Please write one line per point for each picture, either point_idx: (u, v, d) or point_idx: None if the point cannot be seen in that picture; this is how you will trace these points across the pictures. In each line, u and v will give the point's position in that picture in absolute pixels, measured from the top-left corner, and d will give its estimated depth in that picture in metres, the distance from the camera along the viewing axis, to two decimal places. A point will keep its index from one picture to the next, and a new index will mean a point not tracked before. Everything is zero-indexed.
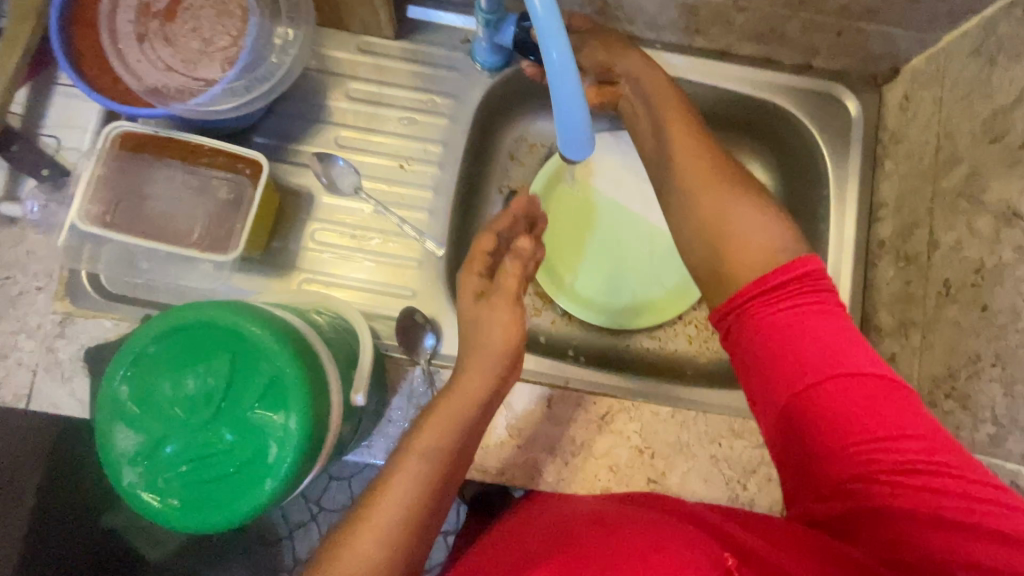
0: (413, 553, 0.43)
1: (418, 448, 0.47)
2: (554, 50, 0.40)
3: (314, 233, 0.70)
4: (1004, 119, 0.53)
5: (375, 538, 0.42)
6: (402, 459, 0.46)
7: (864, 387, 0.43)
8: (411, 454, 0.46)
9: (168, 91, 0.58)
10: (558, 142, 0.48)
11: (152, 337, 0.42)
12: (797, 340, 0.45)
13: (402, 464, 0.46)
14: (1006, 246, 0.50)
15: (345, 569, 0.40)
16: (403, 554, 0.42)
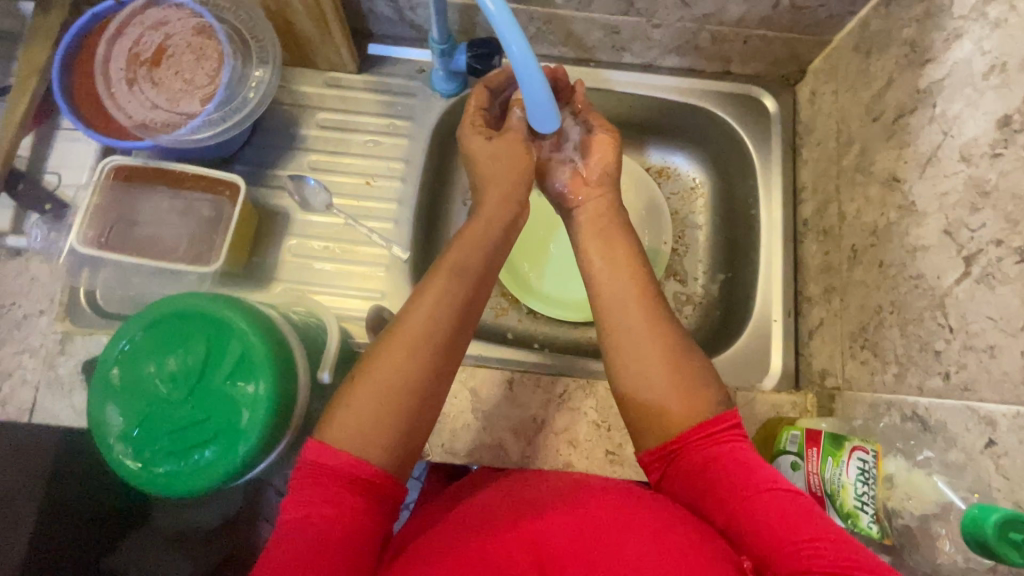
0: (439, 356, 0.50)
1: (445, 271, 0.54)
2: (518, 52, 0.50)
3: (292, 246, 0.77)
4: (880, 100, 0.61)
5: (405, 343, 0.49)
6: (432, 280, 0.53)
7: (779, 506, 0.44)
8: (440, 274, 0.54)
9: (155, 125, 0.66)
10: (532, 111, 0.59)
11: (139, 326, 0.48)
12: (722, 461, 0.47)
13: (433, 283, 0.53)
14: (891, 208, 0.57)
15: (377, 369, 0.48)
16: (429, 358, 0.49)
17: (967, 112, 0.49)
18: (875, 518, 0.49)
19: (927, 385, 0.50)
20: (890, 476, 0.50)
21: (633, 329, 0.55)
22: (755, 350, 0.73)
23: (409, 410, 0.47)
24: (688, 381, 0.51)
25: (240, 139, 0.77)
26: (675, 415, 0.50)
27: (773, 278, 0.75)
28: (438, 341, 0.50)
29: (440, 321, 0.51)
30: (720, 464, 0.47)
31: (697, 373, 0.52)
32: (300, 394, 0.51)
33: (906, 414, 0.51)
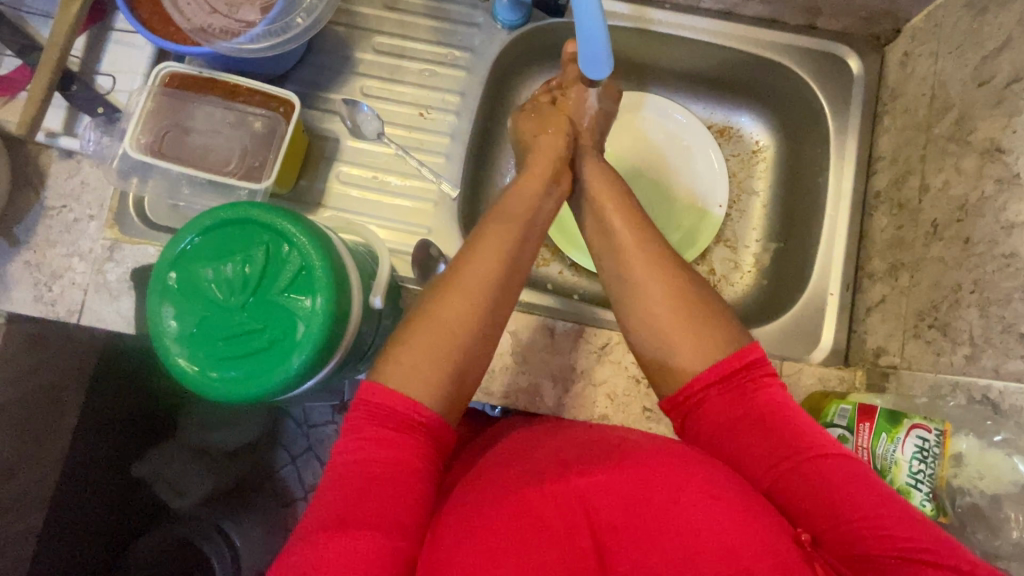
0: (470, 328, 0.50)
1: (494, 230, 0.55)
2: None
3: (340, 173, 0.75)
4: (991, 64, 0.56)
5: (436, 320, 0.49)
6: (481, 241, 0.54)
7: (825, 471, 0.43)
8: (491, 232, 0.55)
9: (213, 31, 0.64)
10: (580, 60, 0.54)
11: (197, 231, 0.47)
12: (757, 427, 0.46)
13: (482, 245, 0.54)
14: (988, 180, 0.53)
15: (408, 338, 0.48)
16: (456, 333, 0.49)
17: None
18: (929, 496, 0.48)
19: (1005, 368, 0.47)
20: (958, 454, 0.48)
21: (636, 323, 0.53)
22: (805, 323, 0.71)
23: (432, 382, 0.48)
24: (691, 331, 0.50)
25: (294, 56, 0.74)
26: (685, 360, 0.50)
27: (834, 249, 0.72)
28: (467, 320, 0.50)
29: (469, 296, 0.51)
30: (752, 429, 0.46)
31: (708, 317, 0.51)
32: (352, 318, 0.50)
33: (975, 396, 0.49)
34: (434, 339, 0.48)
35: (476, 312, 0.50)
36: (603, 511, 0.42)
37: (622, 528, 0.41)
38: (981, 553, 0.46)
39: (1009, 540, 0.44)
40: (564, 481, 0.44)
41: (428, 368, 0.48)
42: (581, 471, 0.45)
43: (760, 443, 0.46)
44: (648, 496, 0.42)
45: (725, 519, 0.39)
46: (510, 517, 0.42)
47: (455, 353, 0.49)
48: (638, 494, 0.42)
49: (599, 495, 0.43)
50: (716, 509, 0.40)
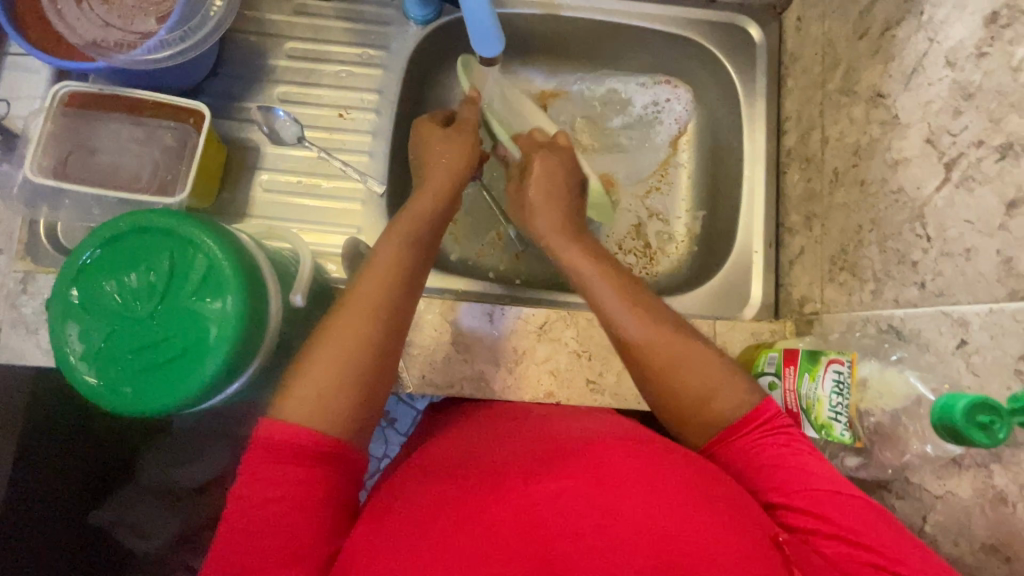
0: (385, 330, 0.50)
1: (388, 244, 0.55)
2: None
3: (263, 181, 0.74)
4: (867, 16, 0.59)
5: (339, 333, 0.48)
6: (378, 252, 0.54)
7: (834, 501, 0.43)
8: (383, 246, 0.55)
9: (108, 45, 0.62)
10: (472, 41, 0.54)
11: (94, 245, 0.46)
12: (760, 457, 0.47)
13: (378, 253, 0.54)
14: (875, 124, 0.56)
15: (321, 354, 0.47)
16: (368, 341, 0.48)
17: (954, 16, 0.48)
18: (848, 426, 0.49)
19: (903, 296, 0.50)
20: (864, 379, 0.49)
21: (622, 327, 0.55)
22: (735, 282, 0.73)
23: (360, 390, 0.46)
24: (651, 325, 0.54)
25: (204, 66, 0.73)
26: (692, 412, 0.51)
27: (755, 209, 0.75)
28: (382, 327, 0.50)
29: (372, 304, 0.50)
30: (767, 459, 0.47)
31: (718, 371, 0.52)
32: (268, 320, 0.49)
33: (881, 327, 0.52)
34: (329, 367, 0.46)
35: (370, 328, 0.49)
36: (563, 520, 0.40)
37: (586, 531, 0.39)
38: (895, 471, 0.48)
39: (913, 454, 0.46)
40: (522, 490, 0.42)
41: (330, 393, 0.45)
42: (539, 479, 0.43)
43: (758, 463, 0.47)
44: (610, 499, 0.40)
45: (690, 521, 0.39)
46: (464, 543, 0.40)
47: (358, 370, 0.47)
48: (600, 498, 0.40)
49: (559, 504, 0.40)
50: (681, 513, 0.40)
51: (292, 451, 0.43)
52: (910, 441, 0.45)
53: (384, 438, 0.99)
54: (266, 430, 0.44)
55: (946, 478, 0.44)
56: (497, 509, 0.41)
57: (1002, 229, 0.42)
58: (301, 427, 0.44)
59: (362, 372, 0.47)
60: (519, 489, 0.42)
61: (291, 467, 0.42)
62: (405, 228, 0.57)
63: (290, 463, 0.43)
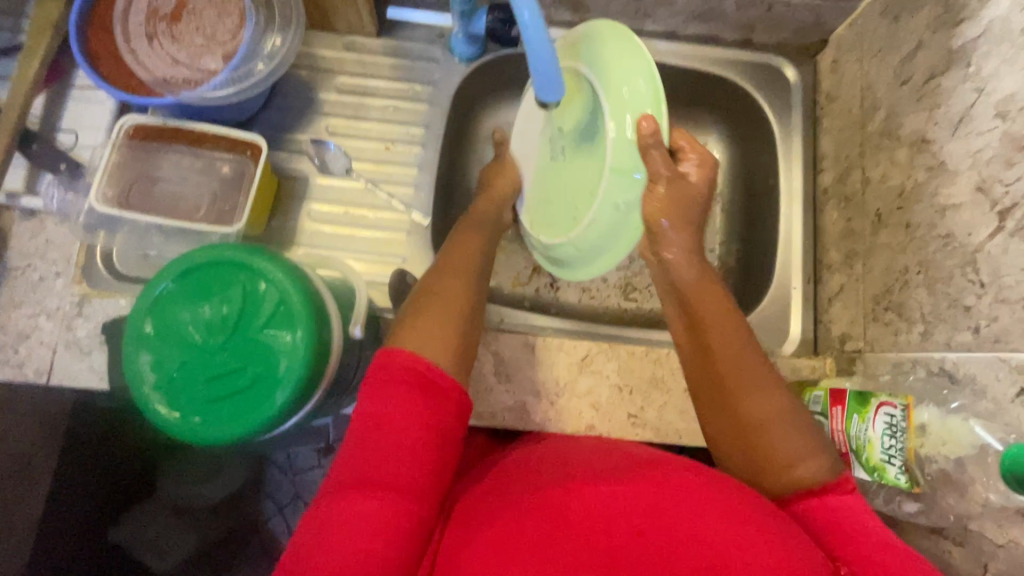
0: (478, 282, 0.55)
1: (471, 224, 0.62)
2: (525, 11, 0.47)
3: (311, 211, 0.76)
4: (910, 64, 0.60)
5: (450, 281, 0.53)
6: (466, 231, 0.61)
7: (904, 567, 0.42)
8: (469, 226, 0.62)
9: (177, 82, 0.65)
10: (535, 85, 0.55)
11: (169, 277, 0.48)
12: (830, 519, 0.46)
13: (467, 233, 0.61)
14: (920, 169, 0.57)
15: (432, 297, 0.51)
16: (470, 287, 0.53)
17: (1003, 69, 0.49)
18: (903, 470, 0.50)
19: (956, 340, 0.50)
20: (922, 425, 0.50)
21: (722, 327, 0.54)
22: (773, 317, 0.74)
23: (465, 337, 0.49)
24: (747, 336, 0.53)
25: (258, 100, 0.76)
26: (768, 469, 0.49)
27: (792, 245, 0.76)
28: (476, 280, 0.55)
29: (468, 260, 0.56)
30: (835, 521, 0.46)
31: (809, 442, 0.49)
32: (333, 352, 0.50)
33: (933, 369, 0.52)
34: (435, 306, 0.50)
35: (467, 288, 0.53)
36: (627, 517, 0.41)
37: (647, 535, 0.40)
38: (956, 517, 0.48)
39: (977, 502, 0.46)
40: (593, 486, 0.43)
41: (442, 324, 0.48)
42: (610, 480, 0.44)
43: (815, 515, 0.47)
44: (670, 504, 0.41)
45: (745, 530, 0.40)
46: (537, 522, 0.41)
47: (457, 321, 0.50)
48: (661, 502, 0.41)
49: (624, 502, 0.42)
50: (738, 527, 0.40)
51: (413, 380, 0.45)
52: (975, 487, 0.46)
53: None
54: (383, 357, 0.46)
55: (1007, 526, 0.44)
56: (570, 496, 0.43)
57: None
58: (413, 356, 0.46)
59: (466, 319, 0.50)
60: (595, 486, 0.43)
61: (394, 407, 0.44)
62: (477, 234, 0.61)
63: (402, 394, 0.44)
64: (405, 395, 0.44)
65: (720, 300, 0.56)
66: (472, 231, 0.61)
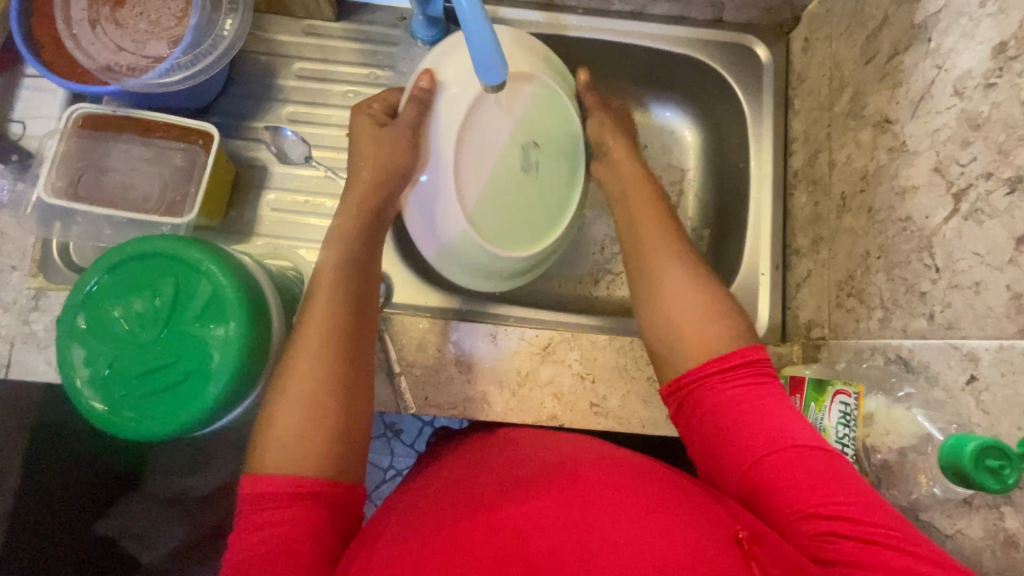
0: (347, 324, 0.53)
1: (339, 245, 0.59)
2: None
3: (270, 200, 0.75)
4: (875, 40, 0.58)
5: (314, 338, 0.51)
6: (330, 247, 0.58)
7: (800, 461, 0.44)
8: (334, 244, 0.59)
9: (120, 69, 0.63)
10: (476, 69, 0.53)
11: (99, 271, 0.47)
12: (726, 416, 0.48)
13: (330, 251, 0.58)
14: (882, 150, 0.55)
15: (297, 364, 0.50)
16: (336, 343, 0.52)
17: (961, 44, 0.47)
18: (855, 458, 0.50)
19: (911, 327, 0.49)
20: (870, 414, 0.50)
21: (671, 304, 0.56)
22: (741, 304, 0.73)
23: (341, 408, 0.49)
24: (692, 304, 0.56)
25: (214, 86, 0.74)
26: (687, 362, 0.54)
27: (761, 230, 0.74)
28: (347, 328, 0.53)
29: (332, 299, 0.54)
30: (740, 414, 0.47)
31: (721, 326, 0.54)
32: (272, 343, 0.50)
33: (889, 357, 0.51)
34: (302, 408, 0.48)
35: (336, 351, 0.51)
36: (539, 535, 0.40)
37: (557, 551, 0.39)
38: (903, 508, 0.47)
39: (924, 491, 0.46)
40: (498, 512, 0.43)
41: (319, 412, 0.48)
42: (518, 501, 0.43)
43: (738, 427, 0.47)
44: (588, 515, 0.41)
45: (658, 529, 0.39)
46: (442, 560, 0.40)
47: (332, 403, 0.49)
48: (578, 515, 0.41)
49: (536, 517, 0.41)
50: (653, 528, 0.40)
51: (282, 496, 0.44)
52: (919, 477, 0.46)
53: (390, 449, 0.99)
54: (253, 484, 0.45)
55: (954, 518, 0.43)
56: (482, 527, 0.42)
57: (1012, 264, 0.41)
58: (276, 475, 0.45)
59: (347, 386, 0.50)
60: (494, 513, 0.43)
61: (280, 512, 0.44)
62: (329, 253, 0.58)
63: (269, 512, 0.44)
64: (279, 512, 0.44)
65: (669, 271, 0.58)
66: (332, 248, 0.58)
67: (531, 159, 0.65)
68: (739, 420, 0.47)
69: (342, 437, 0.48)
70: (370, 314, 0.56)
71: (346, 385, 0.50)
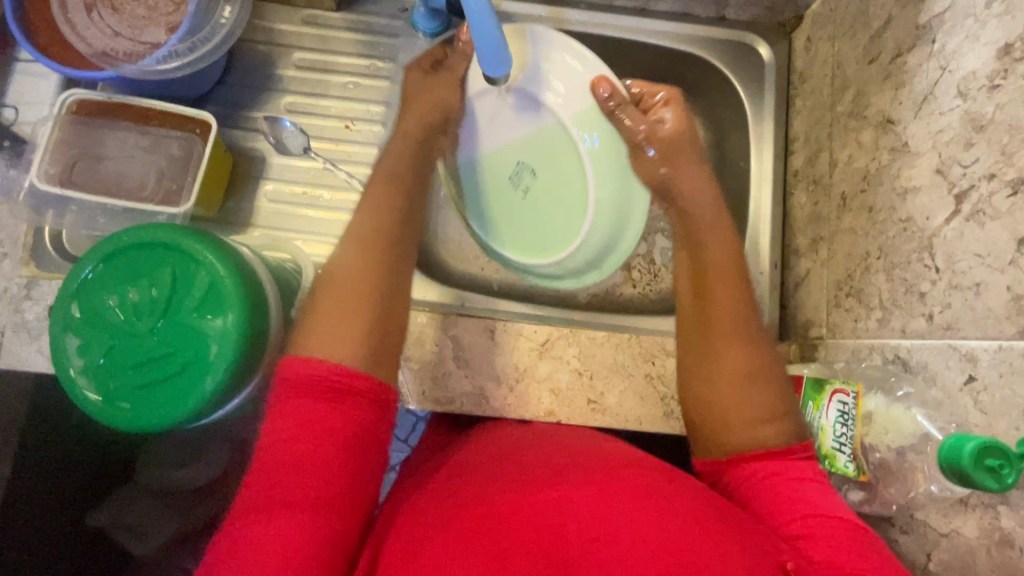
0: (390, 241, 0.58)
1: (385, 174, 0.63)
2: None
3: (268, 191, 0.74)
4: (879, 40, 0.58)
5: (361, 250, 0.56)
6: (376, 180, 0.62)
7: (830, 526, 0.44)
8: (381, 174, 0.63)
9: (117, 55, 0.62)
10: (479, 59, 0.54)
11: (96, 258, 0.46)
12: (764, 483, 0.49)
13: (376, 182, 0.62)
14: (884, 150, 0.55)
15: (342, 272, 0.54)
16: (379, 254, 0.56)
17: (966, 45, 0.47)
18: (852, 458, 0.51)
19: (910, 327, 0.49)
20: (869, 413, 0.51)
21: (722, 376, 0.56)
22: None
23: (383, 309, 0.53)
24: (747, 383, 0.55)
25: (212, 75, 0.73)
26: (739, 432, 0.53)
27: (761, 229, 0.74)
28: (387, 243, 0.58)
29: (377, 218, 0.59)
30: (772, 481, 0.49)
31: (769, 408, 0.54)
32: (270, 335, 0.49)
33: (887, 357, 0.51)
34: (349, 306, 0.52)
35: (379, 260, 0.56)
36: (568, 522, 0.41)
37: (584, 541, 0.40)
38: (900, 506, 0.48)
39: (921, 491, 0.46)
40: (532, 495, 0.44)
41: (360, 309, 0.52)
42: (548, 487, 0.44)
43: (765, 492, 0.48)
44: (614, 505, 0.42)
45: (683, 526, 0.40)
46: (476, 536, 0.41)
47: (374, 301, 0.53)
48: (604, 506, 0.42)
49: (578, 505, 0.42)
50: (681, 523, 0.40)
51: (324, 388, 0.47)
52: (917, 476, 0.46)
53: None
54: (296, 365, 0.47)
55: (950, 517, 0.44)
56: (521, 510, 0.43)
57: (1013, 265, 0.41)
58: (324, 364, 0.47)
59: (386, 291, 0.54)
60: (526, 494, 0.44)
61: (320, 403, 0.46)
62: (377, 186, 0.62)
63: (301, 403, 0.46)
64: (319, 401, 0.46)
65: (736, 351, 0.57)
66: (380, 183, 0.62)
67: (521, 174, 0.69)
68: (772, 489, 0.48)
69: (383, 333, 0.52)
70: (409, 251, 0.59)
71: (388, 291, 0.55)
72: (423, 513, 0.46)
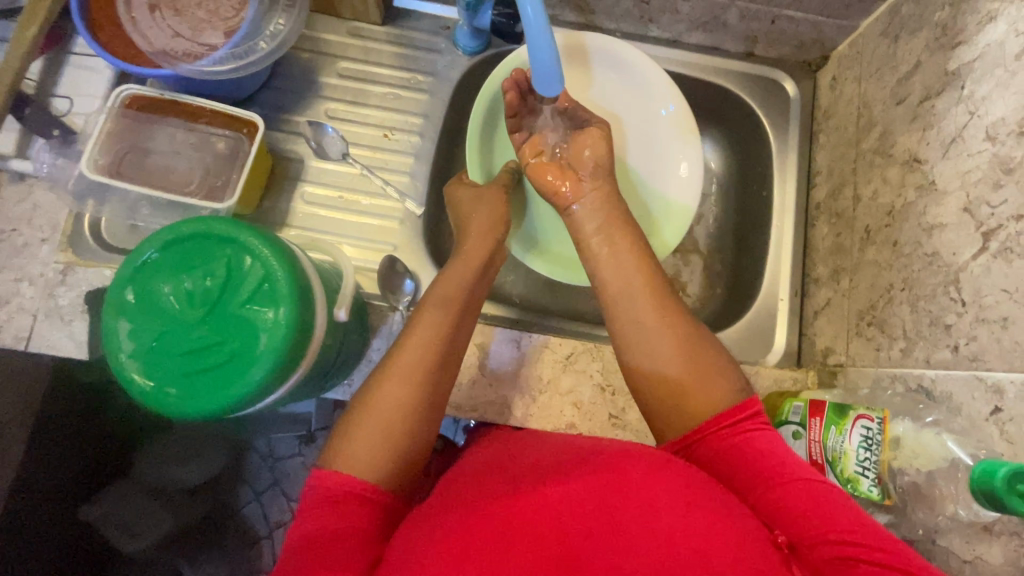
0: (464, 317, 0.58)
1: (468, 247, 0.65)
2: (529, 6, 0.50)
3: (304, 193, 0.76)
4: (907, 84, 0.61)
5: (438, 308, 0.57)
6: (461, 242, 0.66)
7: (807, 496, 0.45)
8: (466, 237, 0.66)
9: (176, 54, 0.65)
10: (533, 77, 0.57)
11: (154, 246, 0.47)
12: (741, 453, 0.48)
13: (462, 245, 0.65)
14: (910, 187, 0.58)
15: (417, 331, 0.54)
16: (453, 322, 0.57)
17: (996, 92, 0.50)
18: (876, 482, 0.50)
19: (935, 357, 0.51)
20: (896, 438, 0.51)
21: (661, 350, 0.55)
22: (758, 328, 0.75)
23: (432, 379, 0.52)
24: (688, 350, 0.54)
25: (258, 80, 0.76)
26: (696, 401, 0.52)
27: (782, 257, 0.77)
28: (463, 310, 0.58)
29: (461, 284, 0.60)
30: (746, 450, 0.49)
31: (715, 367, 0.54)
32: (316, 330, 0.50)
33: (911, 386, 0.53)
34: (406, 376, 0.51)
35: (444, 326, 0.56)
36: (574, 518, 0.42)
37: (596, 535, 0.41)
38: (924, 531, 0.49)
39: (945, 516, 0.47)
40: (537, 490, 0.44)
41: (413, 383, 0.51)
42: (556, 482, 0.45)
43: (743, 460, 0.48)
44: (622, 499, 0.42)
45: (697, 519, 0.41)
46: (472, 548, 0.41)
47: (426, 376, 0.52)
48: (613, 503, 0.42)
49: (569, 507, 0.42)
50: (690, 516, 0.41)
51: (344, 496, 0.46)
52: (944, 502, 0.47)
53: None
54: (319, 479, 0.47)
55: (974, 543, 0.45)
56: (515, 512, 0.43)
57: None
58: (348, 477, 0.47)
59: (440, 361, 0.54)
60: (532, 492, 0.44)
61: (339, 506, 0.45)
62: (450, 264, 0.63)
63: (331, 509, 0.45)
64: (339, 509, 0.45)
65: (663, 325, 0.56)
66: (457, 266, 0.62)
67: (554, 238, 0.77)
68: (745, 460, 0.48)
69: (422, 413, 0.51)
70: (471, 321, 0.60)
71: (447, 364, 0.54)
72: (412, 528, 0.45)
